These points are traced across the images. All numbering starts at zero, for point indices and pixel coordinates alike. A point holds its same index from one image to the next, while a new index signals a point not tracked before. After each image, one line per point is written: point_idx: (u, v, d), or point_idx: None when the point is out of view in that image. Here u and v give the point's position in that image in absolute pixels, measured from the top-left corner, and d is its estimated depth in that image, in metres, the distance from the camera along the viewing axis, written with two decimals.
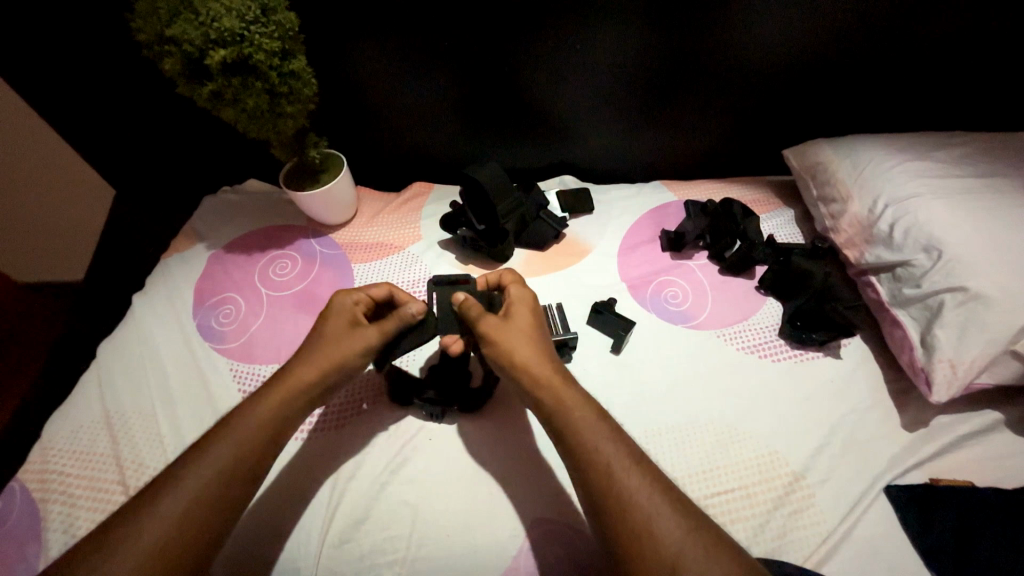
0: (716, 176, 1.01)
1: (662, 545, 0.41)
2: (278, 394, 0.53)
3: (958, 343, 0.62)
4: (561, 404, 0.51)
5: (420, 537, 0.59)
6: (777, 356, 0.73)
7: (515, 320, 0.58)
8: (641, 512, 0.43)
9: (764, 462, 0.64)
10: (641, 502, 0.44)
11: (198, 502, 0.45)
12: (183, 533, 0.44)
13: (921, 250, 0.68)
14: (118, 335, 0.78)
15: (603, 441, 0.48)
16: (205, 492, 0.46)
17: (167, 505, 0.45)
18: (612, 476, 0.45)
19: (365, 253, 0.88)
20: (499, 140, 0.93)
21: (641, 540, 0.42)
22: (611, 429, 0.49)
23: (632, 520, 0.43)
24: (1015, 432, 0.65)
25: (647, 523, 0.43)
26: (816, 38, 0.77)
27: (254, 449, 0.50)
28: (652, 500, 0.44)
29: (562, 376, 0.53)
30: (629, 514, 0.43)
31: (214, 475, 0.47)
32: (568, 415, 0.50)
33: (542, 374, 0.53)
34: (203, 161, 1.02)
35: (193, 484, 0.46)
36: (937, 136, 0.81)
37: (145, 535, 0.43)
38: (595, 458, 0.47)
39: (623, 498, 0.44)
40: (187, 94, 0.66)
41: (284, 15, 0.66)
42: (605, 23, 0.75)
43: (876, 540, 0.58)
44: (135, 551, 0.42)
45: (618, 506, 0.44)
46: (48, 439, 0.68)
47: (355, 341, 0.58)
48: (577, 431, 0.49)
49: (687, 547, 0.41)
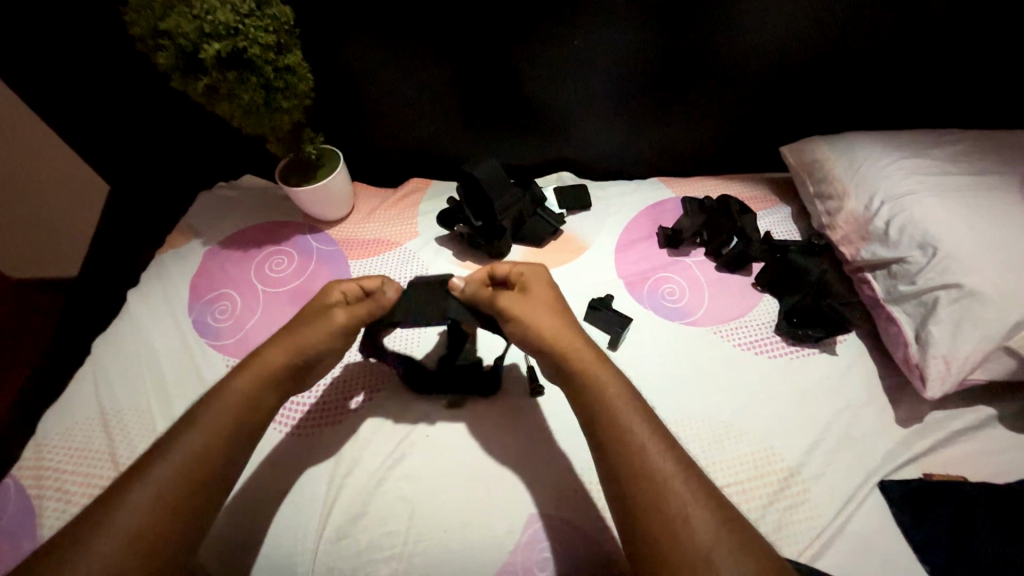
0: (713, 173, 1.01)
1: (695, 536, 0.42)
2: (249, 378, 0.53)
3: (952, 339, 0.62)
4: (599, 387, 0.51)
5: (417, 533, 0.59)
6: (773, 352, 0.74)
7: (547, 309, 0.57)
8: (677, 505, 0.43)
9: (760, 458, 0.64)
10: (676, 487, 0.44)
11: (168, 490, 0.45)
12: (154, 520, 0.44)
13: (916, 247, 0.68)
14: (113, 332, 0.78)
15: (638, 428, 0.48)
16: (179, 480, 0.46)
17: (134, 495, 0.44)
18: (646, 462, 0.46)
19: (362, 249, 0.88)
20: (497, 137, 0.93)
21: (675, 527, 0.42)
22: (646, 416, 0.49)
23: (668, 512, 0.43)
24: (1009, 427, 0.66)
25: (682, 510, 0.43)
26: (813, 36, 0.77)
27: (227, 438, 0.50)
28: (687, 485, 0.44)
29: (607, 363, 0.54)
30: (663, 503, 0.44)
31: (179, 464, 0.47)
32: (604, 398, 0.50)
33: (583, 361, 0.53)
34: (198, 157, 1.01)
35: (164, 473, 0.46)
36: (934, 133, 0.81)
37: (117, 526, 0.42)
38: (629, 442, 0.47)
39: (657, 483, 0.45)
40: (182, 89, 0.65)
41: (279, 9, 0.66)
42: (603, 20, 0.75)
43: (870, 534, 0.59)
44: (109, 541, 0.42)
45: (649, 499, 0.44)
46: (43, 435, 0.68)
47: (319, 326, 0.57)
48: (613, 416, 0.49)
49: (722, 544, 0.41)
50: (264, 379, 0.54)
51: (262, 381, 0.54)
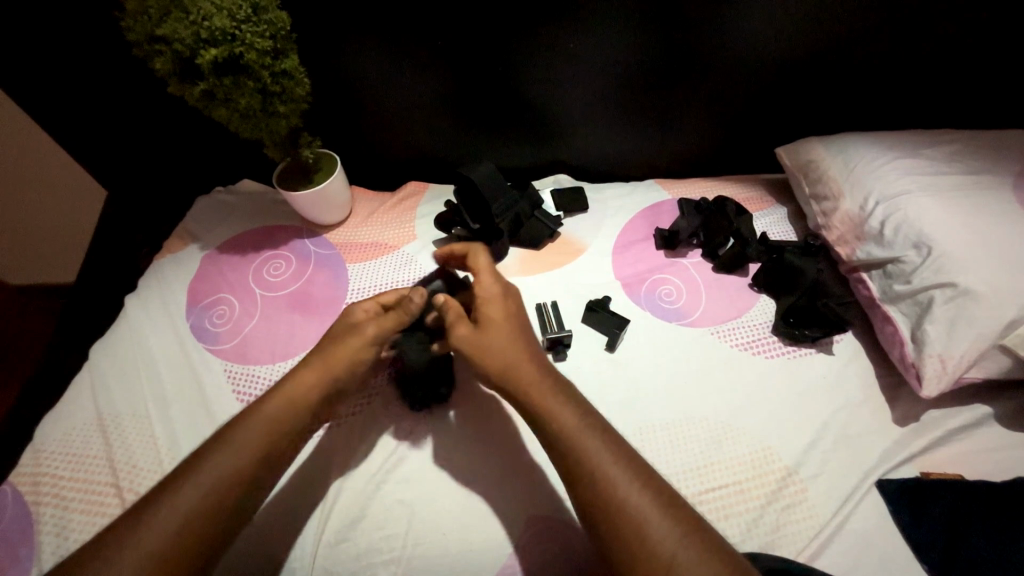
0: (709, 174, 1.02)
1: (659, 552, 0.42)
2: (284, 404, 0.53)
3: (947, 339, 0.63)
4: (539, 404, 0.51)
5: (415, 536, 0.59)
6: (771, 352, 0.74)
7: (489, 333, 0.55)
8: (633, 522, 0.43)
9: (757, 458, 0.64)
10: (623, 496, 0.45)
11: (195, 512, 0.46)
12: (178, 542, 0.45)
13: (911, 247, 0.68)
14: (111, 337, 0.78)
15: (593, 448, 0.47)
16: (171, 540, 0.45)
17: (163, 515, 0.45)
18: (601, 477, 0.46)
19: (359, 253, 0.88)
20: (494, 139, 0.93)
21: (636, 543, 0.43)
22: (594, 430, 0.49)
23: (625, 522, 0.44)
24: (1004, 425, 0.66)
25: (639, 528, 0.43)
26: (807, 39, 0.78)
27: (226, 494, 0.48)
28: (639, 498, 0.45)
29: (547, 382, 0.52)
30: (623, 519, 0.44)
31: (213, 486, 0.48)
32: (552, 421, 0.49)
33: (518, 381, 0.52)
34: (196, 161, 1.01)
35: (191, 496, 0.47)
36: (928, 133, 0.81)
37: (145, 545, 0.44)
38: (581, 463, 0.47)
39: (612, 503, 0.45)
40: (179, 93, 0.66)
41: (275, 14, 0.66)
42: (598, 24, 0.75)
43: (868, 532, 0.59)
44: (133, 560, 0.43)
45: (607, 509, 0.44)
46: (41, 442, 0.68)
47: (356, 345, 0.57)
48: (568, 435, 0.48)
49: (681, 553, 0.42)
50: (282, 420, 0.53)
51: (324, 385, 0.55)
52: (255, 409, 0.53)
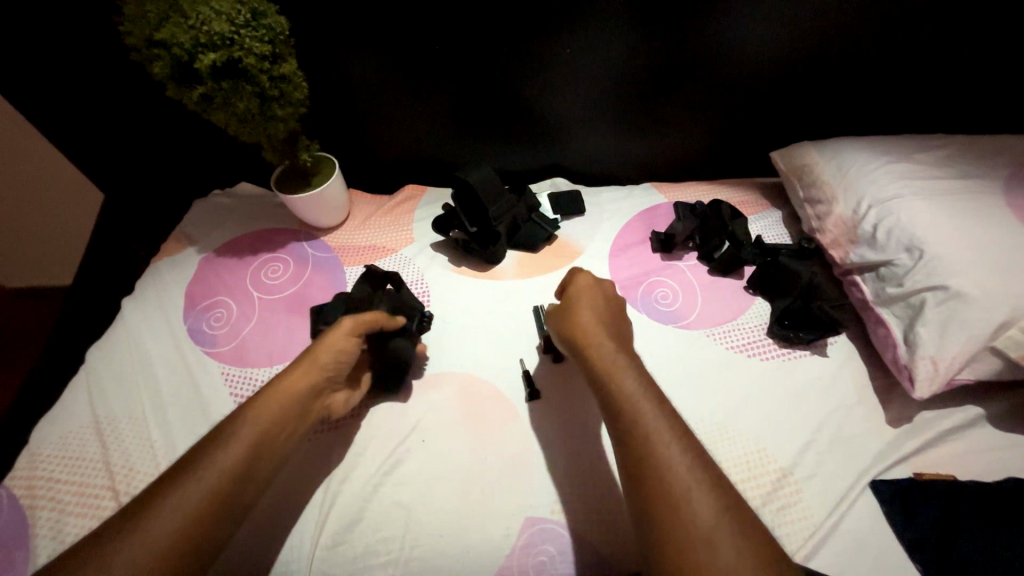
0: (704, 177, 1.02)
1: (698, 521, 0.42)
2: (274, 398, 0.56)
3: (939, 341, 0.63)
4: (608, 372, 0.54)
5: (412, 537, 0.59)
6: (765, 354, 0.75)
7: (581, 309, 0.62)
8: (677, 491, 0.44)
9: (752, 459, 0.65)
10: (673, 465, 0.46)
11: (199, 505, 0.47)
12: (185, 534, 0.45)
13: (903, 250, 0.69)
14: (107, 340, 0.78)
15: (650, 418, 0.49)
16: (177, 531, 0.45)
17: (167, 508, 0.46)
18: (652, 445, 0.47)
19: (357, 256, 0.88)
20: (491, 143, 0.94)
21: (677, 509, 0.43)
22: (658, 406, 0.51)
23: (671, 485, 0.45)
24: (995, 426, 0.67)
25: (683, 494, 0.44)
26: (799, 45, 0.79)
27: (229, 485, 0.49)
28: (691, 471, 0.45)
29: (620, 358, 0.55)
30: (669, 483, 0.45)
31: (218, 476, 0.49)
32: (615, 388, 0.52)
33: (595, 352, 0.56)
34: (193, 164, 1.01)
35: (201, 485, 0.48)
36: (920, 137, 0.82)
37: (150, 532, 0.44)
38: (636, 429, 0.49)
39: (662, 468, 0.46)
40: (177, 97, 0.66)
41: (274, 19, 0.66)
42: (593, 29, 0.76)
43: (862, 532, 0.60)
44: (137, 547, 0.43)
45: (657, 471, 0.46)
46: (37, 445, 0.67)
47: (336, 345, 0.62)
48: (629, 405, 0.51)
49: (723, 522, 0.42)
50: (277, 420, 0.55)
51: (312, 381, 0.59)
52: (253, 402, 0.55)
